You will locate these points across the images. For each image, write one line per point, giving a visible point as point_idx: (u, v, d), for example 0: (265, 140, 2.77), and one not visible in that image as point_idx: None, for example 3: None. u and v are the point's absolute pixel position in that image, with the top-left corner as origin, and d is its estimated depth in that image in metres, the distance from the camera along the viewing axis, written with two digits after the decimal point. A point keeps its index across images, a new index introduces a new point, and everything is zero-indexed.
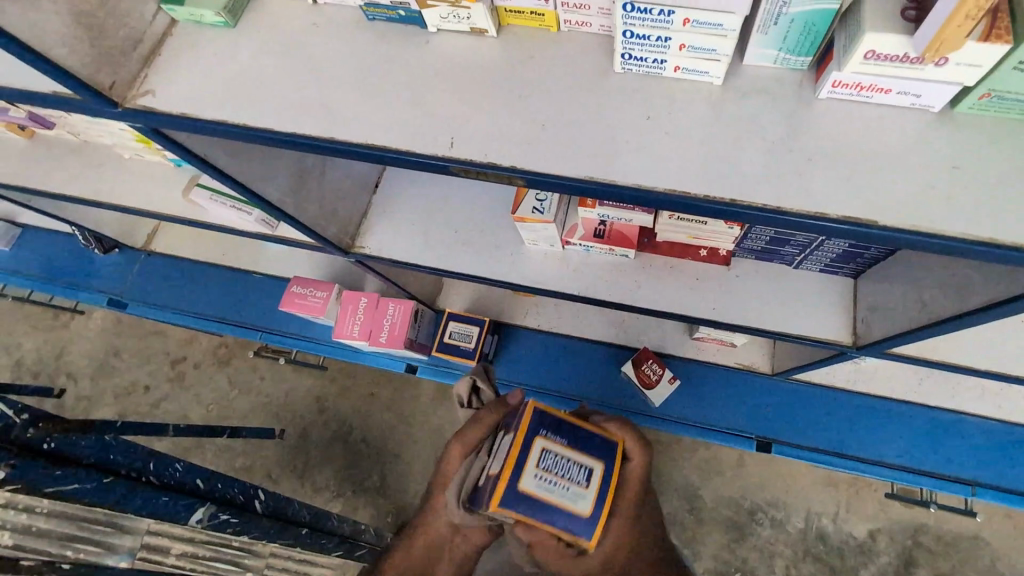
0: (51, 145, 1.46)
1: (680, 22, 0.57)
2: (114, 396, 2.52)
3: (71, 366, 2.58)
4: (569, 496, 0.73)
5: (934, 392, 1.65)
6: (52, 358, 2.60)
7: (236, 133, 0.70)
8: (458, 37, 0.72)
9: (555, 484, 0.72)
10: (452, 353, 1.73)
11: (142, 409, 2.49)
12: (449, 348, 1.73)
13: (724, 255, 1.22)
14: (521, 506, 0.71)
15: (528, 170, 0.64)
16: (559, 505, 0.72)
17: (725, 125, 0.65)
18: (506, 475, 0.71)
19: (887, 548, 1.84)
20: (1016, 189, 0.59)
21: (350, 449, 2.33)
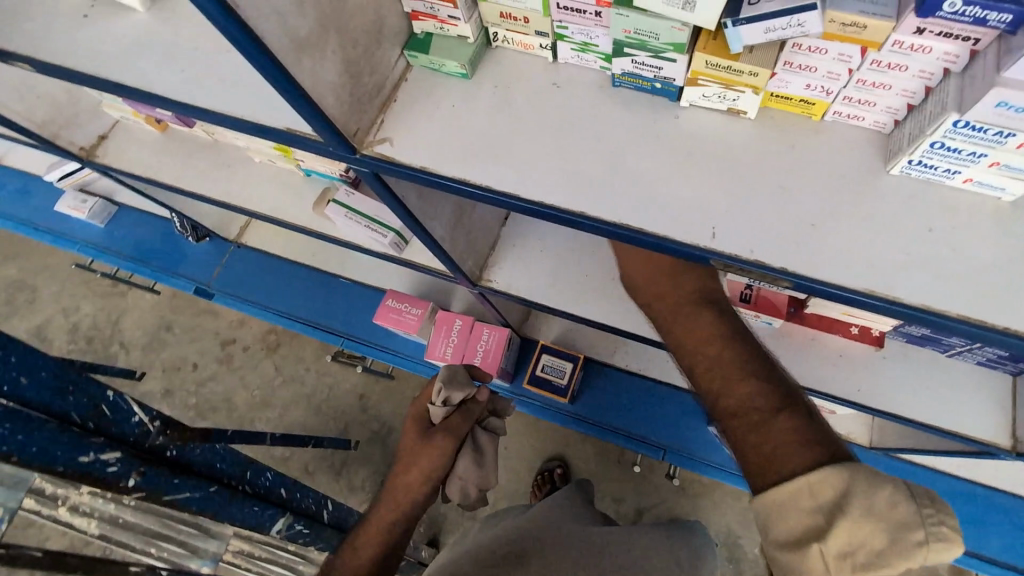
0: (182, 139, 1.46)
1: (1013, 145, 0.53)
2: (162, 371, 2.53)
3: (124, 335, 2.59)
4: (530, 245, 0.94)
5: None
6: (108, 325, 2.62)
7: (479, 196, 0.68)
8: (709, 114, 0.68)
9: None
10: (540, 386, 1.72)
11: (189, 387, 2.50)
12: (538, 381, 1.72)
13: (877, 337, 1.17)
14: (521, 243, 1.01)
15: (797, 274, 0.61)
16: None
17: (1014, 248, 0.60)
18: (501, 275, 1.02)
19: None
20: None
21: (389, 453, 2.31)
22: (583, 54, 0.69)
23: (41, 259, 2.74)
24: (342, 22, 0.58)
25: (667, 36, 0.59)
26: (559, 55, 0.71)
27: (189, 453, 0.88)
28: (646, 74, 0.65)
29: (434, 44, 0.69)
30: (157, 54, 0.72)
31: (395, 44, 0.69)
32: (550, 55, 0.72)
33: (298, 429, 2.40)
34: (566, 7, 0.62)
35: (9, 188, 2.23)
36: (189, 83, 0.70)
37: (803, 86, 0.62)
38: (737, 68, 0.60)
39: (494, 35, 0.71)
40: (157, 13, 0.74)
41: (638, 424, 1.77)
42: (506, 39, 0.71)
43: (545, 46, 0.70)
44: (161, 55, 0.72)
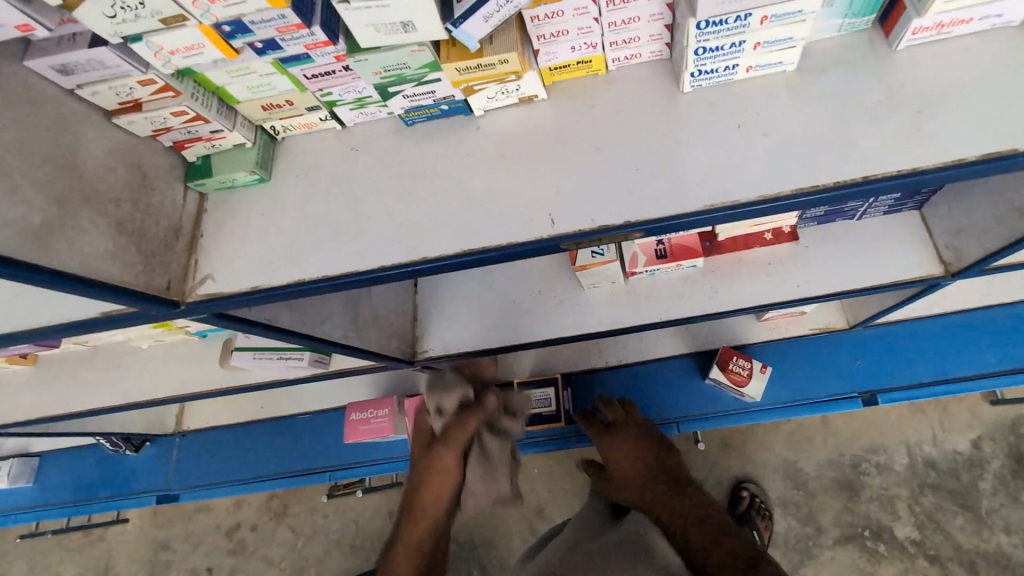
0: (59, 361, 1.37)
1: (757, 22, 0.55)
2: None
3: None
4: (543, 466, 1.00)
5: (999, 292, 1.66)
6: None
7: (315, 289, 0.64)
8: (507, 111, 0.68)
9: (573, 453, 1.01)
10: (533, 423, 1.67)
11: None
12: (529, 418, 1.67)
13: (789, 232, 1.19)
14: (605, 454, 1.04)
15: (642, 220, 0.59)
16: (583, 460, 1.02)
17: (818, 106, 0.61)
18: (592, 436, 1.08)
19: (995, 452, 1.77)
20: None
21: None
22: (362, 109, 0.67)
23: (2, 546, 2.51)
24: (85, 188, 0.55)
25: (414, 62, 0.57)
26: (343, 120, 0.69)
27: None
28: (426, 101, 0.63)
29: (213, 164, 0.66)
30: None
31: (174, 181, 0.66)
32: (336, 124, 0.70)
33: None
34: (316, 75, 0.59)
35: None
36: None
37: (570, 50, 0.62)
38: (487, 62, 0.56)
39: (273, 129, 0.68)
40: None
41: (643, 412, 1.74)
42: (286, 128, 0.69)
43: (324, 118, 0.68)
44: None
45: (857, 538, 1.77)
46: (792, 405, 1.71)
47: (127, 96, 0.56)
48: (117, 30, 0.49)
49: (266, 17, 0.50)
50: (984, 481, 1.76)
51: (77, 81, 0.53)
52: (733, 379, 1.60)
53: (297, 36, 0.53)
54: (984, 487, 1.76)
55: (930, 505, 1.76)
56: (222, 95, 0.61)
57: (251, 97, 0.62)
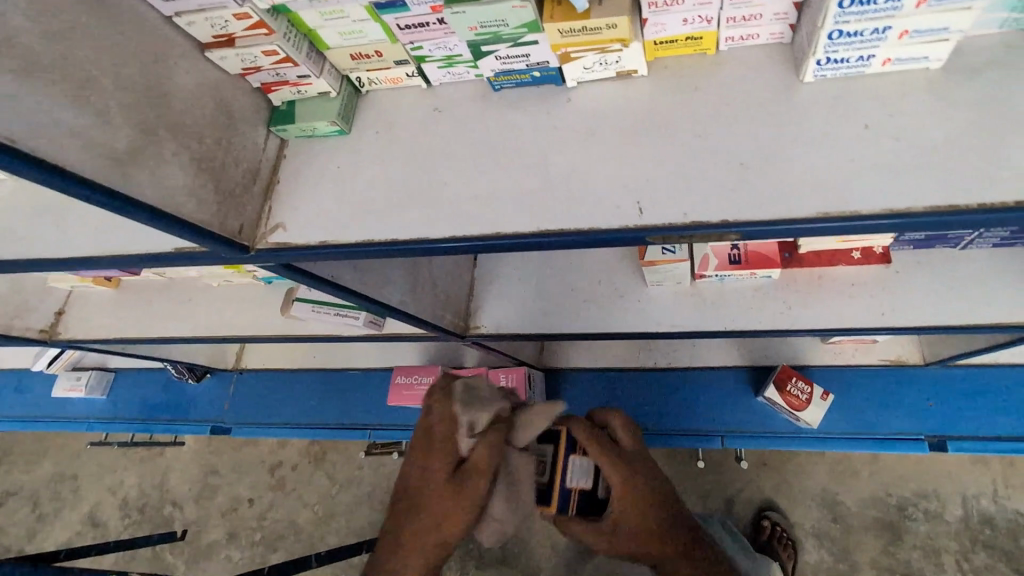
0: (138, 287, 1.45)
1: (911, 5, 0.48)
2: (221, 516, 2.46)
3: (174, 493, 2.55)
4: None
5: None
6: (154, 488, 2.58)
7: (386, 251, 0.62)
8: (602, 85, 0.63)
9: None
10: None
11: (251, 524, 2.42)
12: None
13: (881, 253, 1.09)
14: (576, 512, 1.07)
15: (739, 221, 0.54)
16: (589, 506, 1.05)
17: (962, 112, 0.53)
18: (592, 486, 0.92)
19: None
20: None
21: None
22: (449, 68, 0.64)
23: (74, 447, 2.75)
24: (172, 119, 0.55)
25: (514, 19, 0.54)
26: (430, 79, 0.66)
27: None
28: (519, 66, 0.60)
29: (297, 111, 0.65)
30: (54, 221, 0.71)
31: (258, 123, 0.65)
32: (422, 82, 0.67)
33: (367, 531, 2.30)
34: (408, 26, 0.57)
35: (7, 390, 2.23)
36: (92, 237, 0.68)
37: (682, 23, 0.57)
38: (594, 26, 0.52)
39: (359, 80, 0.67)
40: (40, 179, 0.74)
41: (686, 421, 1.67)
42: (371, 80, 0.67)
43: (412, 74, 0.65)
44: (55, 220, 0.70)
45: None
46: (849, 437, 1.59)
47: (221, 30, 0.55)
48: None
49: None
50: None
51: (176, 8, 0.53)
52: (789, 401, 1.50)
53: None
54: None
55: (981, 564, 1.70)
56: (313, 39, 0.60)
57: (341, 43, 0.61)
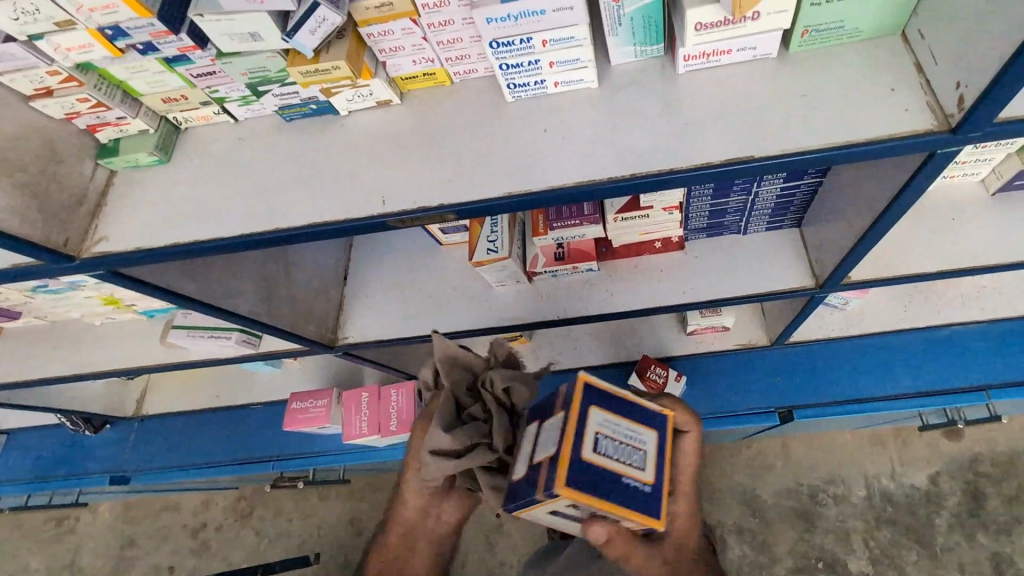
0: (21, 336, 1.50)
1: (540, 45, 0.68)
2: None
3: (86, 570, 2.45)
4: (619, 458, 0.71)
5: (924, 313, 1.68)
6: (65, 568, 2.47)
7: (189, 251, 0.76)
8: (368, 112, 0.81)
9: (616, 446, 0.71)
10: (598, 493, 0.68)
11: None
12: (590, 481, 0.68)
13: (678, 241, 1.31)
14: (585, 479, 0.67)
15: (450, 204, 0.72)
16: (608, 468, 0.69)
17: (608, 117, 0.74)
18: (567, 453, 0.67)
19: (951, 488, 1.95)
20: (847, 92, 0.69)
21: None
22: (249, 106, 0.80)
23: None
24: None
25: (273, 66, 0.71)
26: (236, 115, 0.83)
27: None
28: (294, 100, 0.77)
29: (121, 146, 0.80)
30: None
31: (86, 158, 0.79)
32: (230, 117, 0.83)
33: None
34: (200, 75, 0.72)
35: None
36: None
37: (412, 63, 0.76)
38: (322, 67, 0.69)
39: (175, 120, 0.82)
40: None
41: None
42: (186, 119, 0.82)
43: (218, 112, 0.81)
44: None
45: (812, 569, 1.92)
46: (707, 417, 1.83)
47: (39, 84, 0.69)
48: (22, 29, 0.62)
49: (137, 24, 0.62)
50: (939, 517, 1.93)
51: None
52: (650, 386, 1.71)
53: (169, 40, 0.65)
54: (940, 523, 1.93)
55: (884, 539, 1.93)
56: (126, 89, 0.75)
57: (151, 90, 0.75)
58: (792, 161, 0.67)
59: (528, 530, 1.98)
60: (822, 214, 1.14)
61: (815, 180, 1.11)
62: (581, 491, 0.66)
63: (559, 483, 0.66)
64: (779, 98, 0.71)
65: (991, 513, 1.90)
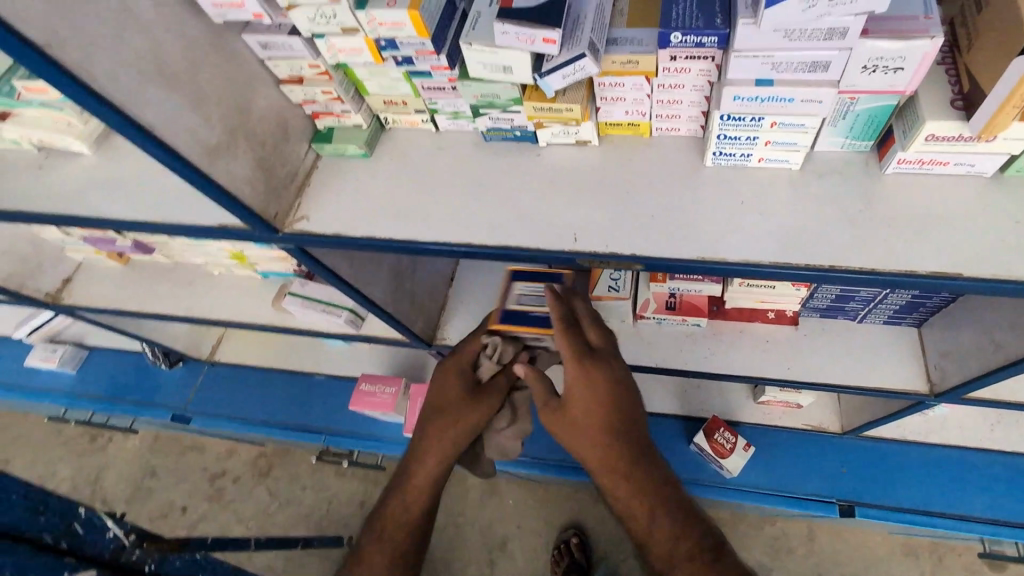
0: (145, 269, 1.62)
1: (768, 125, 0.70)
2: (149, 521, 2.46)
3: (107, 490, 2.55)
4: (537, 302, 1.04)
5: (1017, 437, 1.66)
6: (86, 486, 2.57)
7: (383, 245, 0.82)
8: (565, 148, 0.85)
9: (536, 294, 1.04)
10: (520, 325, 1.01)
11: (180, 531, 2.43)
12: (515, 319, 1.02)
13: (792, 316, 1.30)
14: (511, 318, 1.02)
15: (643, 256, 0.75)
16: (533, 311, 1.02)
17: (808, 202, 0.76)
18: (496, 305, 1.04)
19: None
20: None
21: None
22: (456, 120, 0.85)
23: (20, 430, 2.74)
24: (249, 127, 0.76)
25: (505, 94, 0.76)
26: (439, 125, 0.88)
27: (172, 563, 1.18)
28: (505, 125, 0.82)
29: (334, 134, 0.86)
30: (118, 195, 0.89)
31: (302, 140, 0.86)
32: (432, 126, 0.89)
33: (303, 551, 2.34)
34: (430, 87, 0.78)
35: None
36: (145, 206, 0.87)
37: (625, 113, 0.79)
38: (557, 107, 0.74)
39: (385, 119, 0.88)
40: (104, 157, 0.94)
41: None
42: (394, 120, 0.88)
43: (426, 120, 0.87)
44: (119, 195, 0.89)
45: None
46: (767, 493, 1.77)
47: (296, 72, 0.76)
48: (312, 28, 0.68)
49: (412, 42, 0.68)
50: None
51: (269, 54, 0.74)
52: (716, 449, 1.72)
53: (429, 58, 0.71)
54: None
55: None
56: (358, 87, 0.81)
57: (380, 92, 0.82)
58: (996, 289, 0.68)
59: (535, 553, 1.99)
60: (948, 325, 1.16)
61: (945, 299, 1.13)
62: (508, 322, 1.01)
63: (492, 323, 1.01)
64: (986, 219, 0.71)
65: None
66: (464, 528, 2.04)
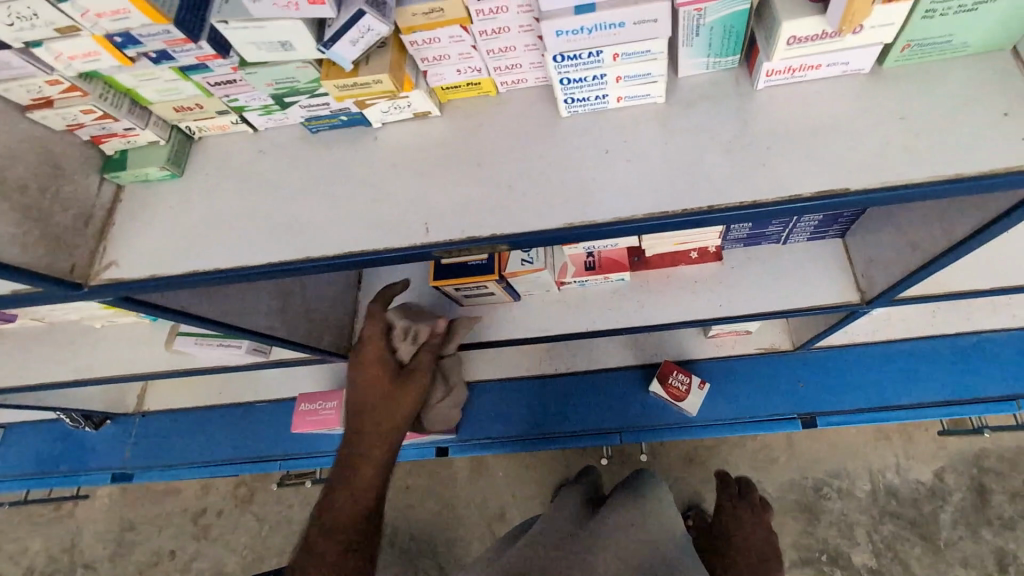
0: (12, 337, 1.42)
1: (610, 59, 0.60)
2: (139, 572, 2.35)
3: (86, 554, 2.40)
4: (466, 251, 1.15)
5: (956, 323, 1.67)
6: (64, 552, 2.42)
7: (210, 280, 0.69)
8: (404, 125, 0.73)
9: None
10: (458, 273, 1.12)
11: (176, 573, 2.33)
12: (452, 269, 1.13)
13: (714, 251, 1.23)
14: (448, 269, 1.13)
15: (504, 236, 0.64)
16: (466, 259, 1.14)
17: (679, 136, 0.67)
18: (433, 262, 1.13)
19: (957, 484, 1.88)
20: (947, 115, 0.61)
21: None
22: (270, 115, 0.72)
23: None
24: None
25: (304, 75, 0.64)
26: (255, 124, 0.75)
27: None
28: (324, 112, 0.69)
29: (130, 159, 0.72)
30: None
31: (89, 172, 0.72)
32: (248, 127, 0.75)
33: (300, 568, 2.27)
34: (218, 83, 0.65)
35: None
36: None
37: (456, 73, 0.67)
38: (362, 81, 0.62)
39: (189, 129, 0.74)
40: None
41: (582, 418, 1.79)
42: (201, 128, 0.75)
43: (236, 122, 0.73)
44: None
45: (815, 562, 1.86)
46: (732, 423, 1.74)
47: (38, 94, 0.62)
48: (16, 36, 0.54)
49: (152, 31, 0.55)
50: (943, 512, 1.86)
51: None
52: (672, 393, 1.70)
53: (187, 48, 0.58)
54: (944, 518, 1.86)
55: (888, 533, 1.86)
56: (134, 97, 0.67)
57: (162, 98, 0.67)
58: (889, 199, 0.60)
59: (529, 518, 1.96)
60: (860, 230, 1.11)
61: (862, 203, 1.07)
62: (448, 275, 1.12)
63: (433, 277, 1.11)
64: (872, 120, 0.63)
65: (997, 509, 1.84)
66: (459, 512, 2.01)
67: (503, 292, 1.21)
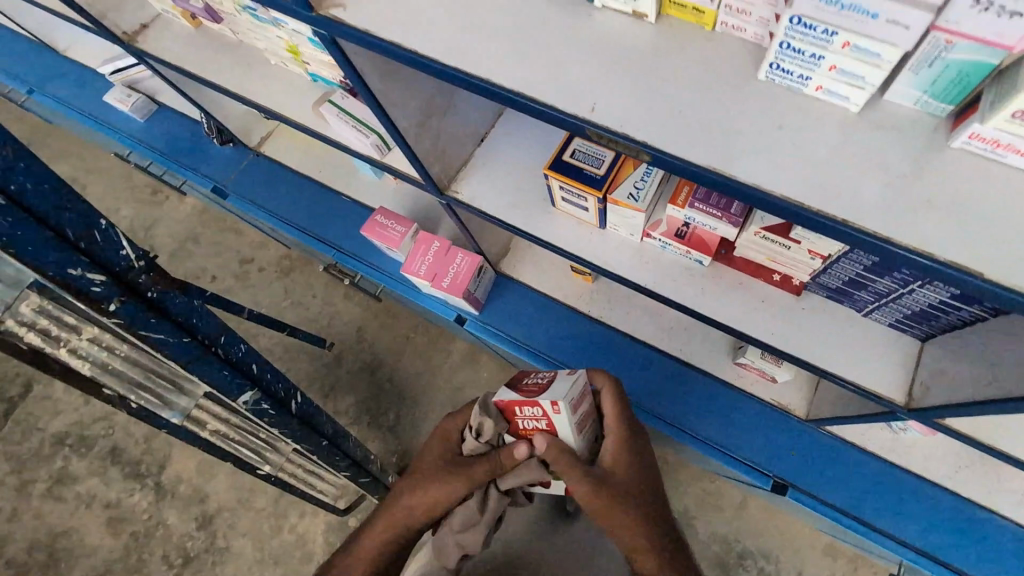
0: (212, 39, 1.67)
1: (838, 45, 0.62)
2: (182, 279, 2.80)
3: (155, 239, 2.87)
4: (590, 164, 1.22)
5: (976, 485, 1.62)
6: (141, 229, 2.90)
7: (406, 57, 0.80)
8: (619, 17, 0.78)
9: (587, 156, 1.22)
10: (568, 174, 1.20)
11: None
12: (567, 170, 1.21)
13: (797, 285, 1.24)
14: (563, 168, 1.21)
15: (654, 147, 0.71)
16: (584, 168, 1.21)
17: (852, 144, 0.69)
18: (553, 155, 1.22)
19: None
20: None
21: (375, 383, 2.56)
22: None
23: (93, 163, 3.05)
24: None
25: None
26: None
27: (172, 301, 1.23)
28: None
29: None
30: None
31: None
32: None
33: (303, 347, 2.66)
34: None
35: (69, 81, 2.54)
36: None
37: None
38: None
39: None
40: None
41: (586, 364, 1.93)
42: None
43: None
44: None
45: None
46: (709, 444, 1.84)
47: None
48: None
49: None
50: None
51: None
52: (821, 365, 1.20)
53: None
54: None
55: None
56: None
57: None
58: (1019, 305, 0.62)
59: None
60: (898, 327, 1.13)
61: (984, 311, 0.99)
62: (560, 171, 1.20)
63: (547, 168, 1.20)
64: None
65: None
66: (435, 381, 2.52)
67: (595, 213, 1.27)
